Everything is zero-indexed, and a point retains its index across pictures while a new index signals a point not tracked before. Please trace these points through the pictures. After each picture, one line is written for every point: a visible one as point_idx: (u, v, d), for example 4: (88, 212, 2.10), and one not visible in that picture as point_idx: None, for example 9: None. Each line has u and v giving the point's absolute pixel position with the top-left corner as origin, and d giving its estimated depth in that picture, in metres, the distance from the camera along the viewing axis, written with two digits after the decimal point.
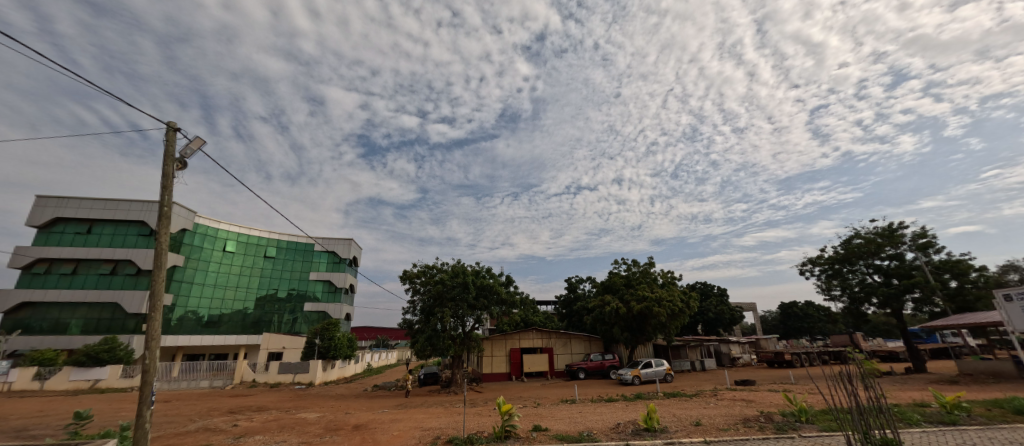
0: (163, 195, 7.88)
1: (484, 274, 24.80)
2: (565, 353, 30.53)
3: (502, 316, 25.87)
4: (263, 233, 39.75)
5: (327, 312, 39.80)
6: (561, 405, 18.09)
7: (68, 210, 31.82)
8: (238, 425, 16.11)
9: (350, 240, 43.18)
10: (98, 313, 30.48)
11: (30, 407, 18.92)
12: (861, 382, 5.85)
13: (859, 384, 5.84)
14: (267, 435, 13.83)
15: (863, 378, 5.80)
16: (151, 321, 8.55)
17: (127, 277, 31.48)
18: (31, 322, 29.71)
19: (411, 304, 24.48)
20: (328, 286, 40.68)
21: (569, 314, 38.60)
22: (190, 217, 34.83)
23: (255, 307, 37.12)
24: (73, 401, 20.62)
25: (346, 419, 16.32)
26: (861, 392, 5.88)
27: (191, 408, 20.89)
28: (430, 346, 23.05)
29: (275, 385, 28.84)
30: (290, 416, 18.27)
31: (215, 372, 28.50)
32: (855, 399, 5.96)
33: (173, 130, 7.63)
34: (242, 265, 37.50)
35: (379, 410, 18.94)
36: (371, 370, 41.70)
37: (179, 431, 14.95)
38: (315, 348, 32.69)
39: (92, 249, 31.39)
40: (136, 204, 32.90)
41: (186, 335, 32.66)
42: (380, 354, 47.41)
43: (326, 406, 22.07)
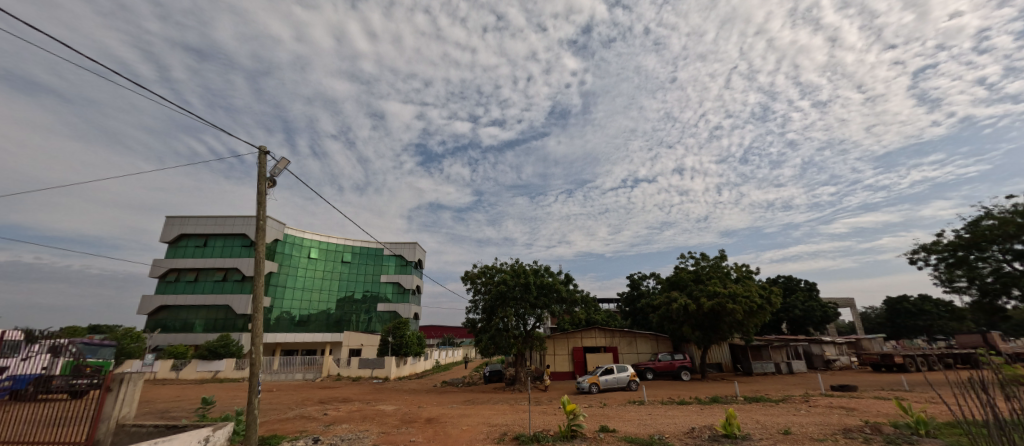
0: (261, 209, 9.42)
1: (543, 273, 24.98)
2: (631, 352, 29.59)
3: (564, 314, 25.70)
4: (341, 240, 43.71)
5: (397, 311, 42.68)
6: (630, 407, 17.62)
7: (189, 227, 37.91)
8: (327, 414, 18.16)
9: (415, 243, 45.99)
10: (215, 314, 35.87)
11: (172, 393, 22.97)
12: (1000, 389, 4.05)
13: (1002, 393, 4.02)
14: (352, 424, 15.41)
15: (1004, 385, 3.97)
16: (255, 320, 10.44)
17: (236, 283, 36.72)
18: (167, 321, 35.77)
19: (473, 304, 25.39)
20: (397, 287, 43.64)
21: (633, 312, 37.26)
22: (281, 228, 39.52)
23: (336, 307, 41.07)
24: (200, 388, 24.57)
25: (419, 412, 17.52)
26: (1000, 404, 4.06)
27: (290, 397, 23.82)
28: (494, 344, 23.52)
29: (356, 378, 31.63)
30: (370, 407, 20.09)
31: (307, 366, 32.12)
32: (992, 412, 4.10)
33: (265, 153, 8.99)
34: (324, 270, 41.66)
35: (449, 405, 20.14)
36: (440, 367, 43.86)
37: (282, 417, 17.24)
38: (388, 345, 35.16)
39: (208, 258, 37.05)
40: (239, 219, 38.18)
41: (282, 333, 37.12)
42: (447, 352, 49.61)
43: (402, 399, 23.86)
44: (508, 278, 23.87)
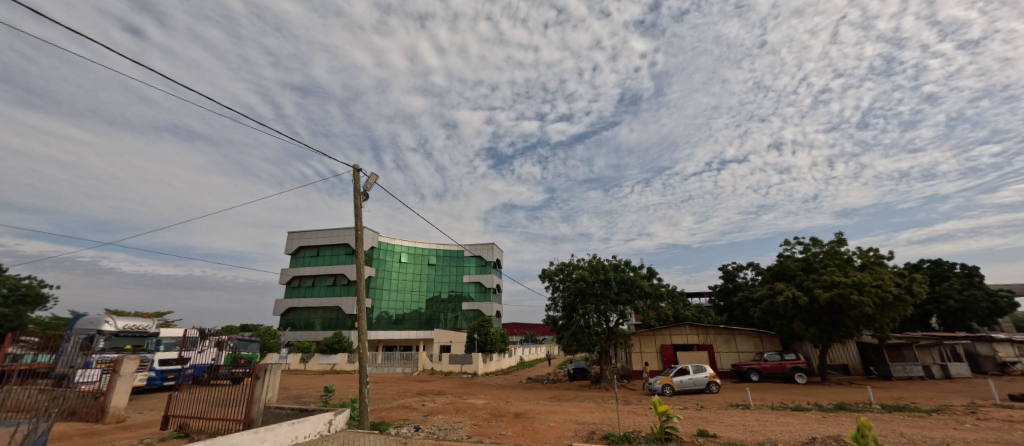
0: (358, 220, 10.77)
1: (624, 268, 23.89)
2: (729, 351, 26.86)
3: (649, 310, 24.25)
4: (426, 244, 47.07)
5: (481, 310, 44.69)
6: (731, 410, 15.87)
7: (305, 239, 44.15)
8: (426, 405, 19.67)
9: (493, 243, 47.47)
10: (329, 314, 41.25)
11: (302, 382, 27.05)
12: None
13: None
14: (448, 415, 16.64)
15: None
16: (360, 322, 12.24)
17: (343, 287, 41.80)
18: (294, 321, 42.08)
19: (552, 301, 25.17)
20: (479, 286, 45.63)
21: (728, 307, 33.68)
22: (376, 236, 43.90)
23: (426, 307, 44.37)
24: (323, 378, 28.58)
25: (507, 406, 18.11)
26: None
27: (393, 388, 26.47)
28: (576, 341, 22.90)
29: (448, 373, 33.78)
30: (462, 400, 21.40)
31: (405, 361, 35.08)
32: None
33: (358, 170, 10.04)
34: (414, 272, 45.28)
35: (535, 401, 20.33)
36: (524, 364, 44.78)
37: (388, 406, 19.32)
38: (475, 342, 36.87)
39: (321, 266, 42.77)
40: (342, 231, 43.37)
41: (383, 331, 41.23)
42: (530, 349, 50.43)
43: (490, 394, 24.93)
44: (586, 274, 23.22)
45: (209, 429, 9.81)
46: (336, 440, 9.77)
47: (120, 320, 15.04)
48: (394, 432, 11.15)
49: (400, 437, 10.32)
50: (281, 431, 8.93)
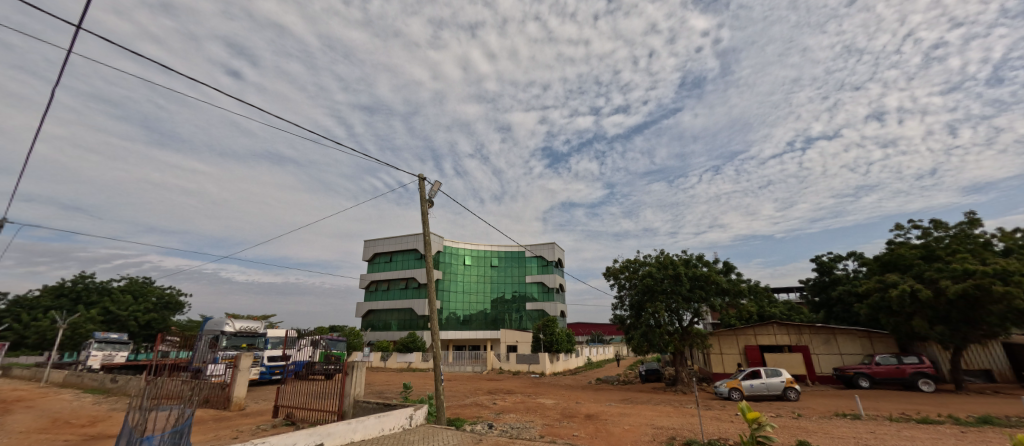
0: (425, 228, 11.76)
1: (695, 263, 21.44)
2: (833, 354, 21.08)
3: (728, 308, 21.85)
4: (488, 246, 48.23)
5: (545, 310, 44.75)
6: (839, 422, 12.24)
7: (379, 246, 47.67)
8: (496, 403, 20.16)
9: (553, 243, 47.21)
10: (404, 315, 44.04)
11: (383, 378, 29.23)
12: None
13: None
14: (519, 414, 16.79)
15: None
16: (432, 323, 13.24)
17: (414, 289, 44.39)
18: (373, 322, 45.53)
19: (619, 299, 23.19)
20: (542, 286, 45.75)
21: (825, 303, 28.79)
22: (441, 240, 45.98)
23: (492, 307, 45.45)
24: (402, 375, 30.58)
25: (578, 407, 17.76)
26: None
27: (465, 386, 27.53)
28: (648, 342, 20.58)
29: (516, 372, 34.24)
30: (532, 400, 21.50)
31: (475, 360, 36.57)
32: None
33: (423, 179, 11.22)
34: (478, 274, 46.63)
35: (607, 403, 19.64)
36: (592, 364, 43.89)
37: (461, 403, 20.15)
38: (541, 342, 36.95)
39: (394, 270, 45.89)
40: (411, 237, 46.12)
41: (452, 331, 42.98)
42: (598, 349, 49.31)
43: (559, 394, 24.79)
44: (652, 270, 21.13)
45: (308, 418, 11.12)
46: (417, 433, 10.42)
47: (237, 322, 17.81)
48: (468, 429, 11.56)
49: (475, 434, 10.66)
50: (368, 424, 9.78)
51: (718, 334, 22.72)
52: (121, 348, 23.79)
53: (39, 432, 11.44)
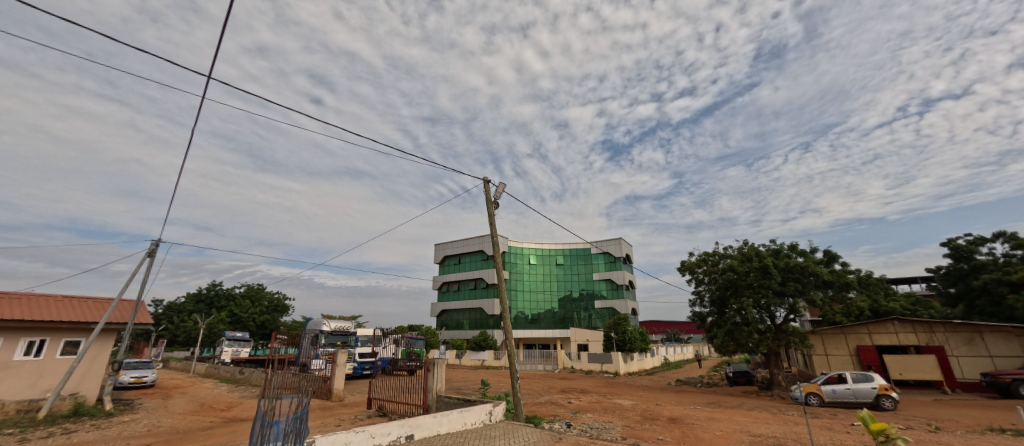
0: (492, 229, 12.08)
1: (787, 253, 19.17)
2: (976, 356, 17.41)
3: (832, 303, 19.12)
4: (552, 245, 47.96)
5: (614, 307, 43.37)
6: (995, 437, 10.04)
7: (448, 249, 49.80)
8: (572, 402, 19.90)
9: (620, 238, 45.54)
10: (474, 315, 45.41)
11: (459, 375, 30.35)
12: None
13: None
14: (597, 414, 16.37)
15: None
16: (505, 321, 13.44)
17: (483, 289, 45.63)
18: (446, 321, 47.54)
19: (697, 295, 21.64)
20: (610, 284, 44.45)
21: (962, 295, 24.08)
22: (506, 241, 46.68)
23: (559, 306, 45.13)
24: (475, 373, 31.46)
25: (660, 409, 16.84)
26: None
27: (538, 385, 27.58)
28: (734, 341, 18.94)
29: (588, 372, 33.52)
30: (608, 400, 20.87)
31: (545, 359, 36.56)
32: None
33: (488, 182, 11.92)
34: (544, 273, 46.57)
35: (692, 405, 18.41)
36: (670, 364, 41.50)
37: (537, 401, 20.20)
38: (613, 341, 35.73)
39: (463, 272, 47.63)
40: (477, 239, 47.53)
41: (521, 330, 43.33)
42: (675, 348, 46.57)
43: (637, 395, 23.76)
44: (734, 264, 19.22)
45: (398, 410, 12.02)
46: (497, 429, 10.62)
47: (333, 322, 19.79)
48: (547, 427, 11.49)
49: (555, 432, 10.55)
50: (452, 418, 10.18)
51: (821, 331, 19.85)
52: (244, 344, 27.55)
53: (192, 413, 13.67)
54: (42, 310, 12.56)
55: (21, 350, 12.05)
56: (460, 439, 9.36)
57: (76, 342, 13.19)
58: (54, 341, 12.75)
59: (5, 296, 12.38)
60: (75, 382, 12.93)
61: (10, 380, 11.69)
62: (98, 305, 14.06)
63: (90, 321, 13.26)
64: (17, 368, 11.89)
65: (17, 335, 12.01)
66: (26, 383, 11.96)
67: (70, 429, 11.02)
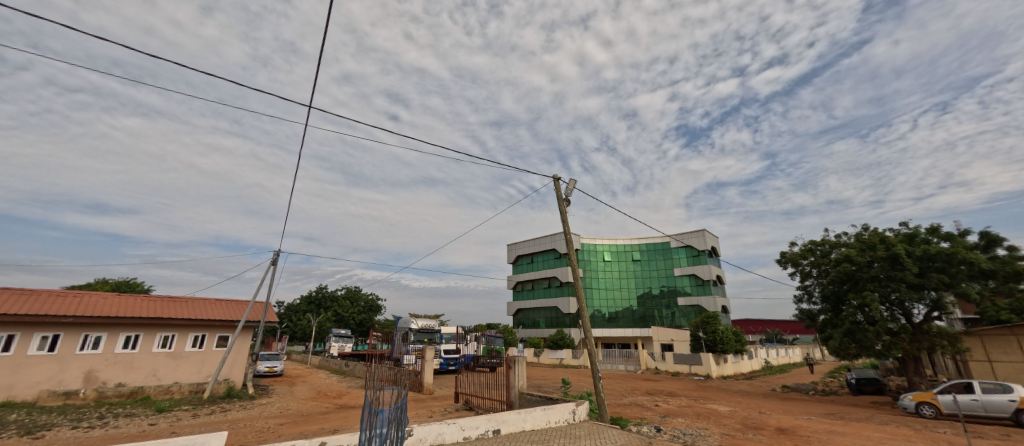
0: (565, 226, 11.96)
1: (924, 238, 15.96)
2: None
3: (994, 297, 15.42)
4: (627, 240, 46.05)
5: (701, 305, 40.19)
6: None
7: (520, 249, 50.48)
8: (660, 406, 18.81)
9: (704, 230, 42.10)
10: (550, 313, 45.31)
11: (539, 373, 30.51)
12: None
13: None
14: (689, 419, 15.26)
15: None
16: (583, 319, 13.17)
17: (557, 288, 45.40)
18: (522, 320, 48.17)
19: (804, 290, 19.14)
20: (695, 279, 41.38)
21: None
22: (578, 238, 45.92)
23: (638, 304, 43.15)
24: (555, 371, 31.35)
25: (764, 418, 15.15)
26: None
27: (621, 385, 26.60)
28: (857, 344, 16.17)
29: (675, 374, 31.44)
30: (701, 404, 19.34)
31: (626, 359, 35.15)
32: None
33: (558, 179, 11.87)
34: (619, 270, 44.89)
35: (804, 415, 16.21)
36: (771, 368, 37.24)
37: (621, 402, 19.48)
38: (701, 341, 33.04)
39: (536, 271, 47.89)
40: (548, 237, 47.49)
41: (598, 328, 42.18)
42: (777, 351, 41.63)
43: (734, 400, 21.69)
44: (852, 253, 16.47)
45: (482, 406, 12.39)
46: (583, 429, 10.42)
47: (420, 321, 21.02)
48: (635, 429, 11.01)
49: (644, 436, 10.01)
50: (536, 415, 10.20)
51: (978, 332, 16.46)
52: (347, 340, 30.74)
53: (310, 399, 15.61)
54: (201, 311, 15.44)
55: (190, 342, 14.87)
56: (544, 437, 9.32)
57: (225, 336, 15.76)
58: (211, 335, 15.42)
59: (177, 300, 15.54)
60: (227, 370, 15.55)
61: (184, 366, 14.53)
62: (238, 306, 16.71)
63: (233, 319, 15.84)
64: (188, 357, 14.70)
65: (186, 331, 14.87)
66: (193, 369, 14.69)
67: (226, 407, 13.23)
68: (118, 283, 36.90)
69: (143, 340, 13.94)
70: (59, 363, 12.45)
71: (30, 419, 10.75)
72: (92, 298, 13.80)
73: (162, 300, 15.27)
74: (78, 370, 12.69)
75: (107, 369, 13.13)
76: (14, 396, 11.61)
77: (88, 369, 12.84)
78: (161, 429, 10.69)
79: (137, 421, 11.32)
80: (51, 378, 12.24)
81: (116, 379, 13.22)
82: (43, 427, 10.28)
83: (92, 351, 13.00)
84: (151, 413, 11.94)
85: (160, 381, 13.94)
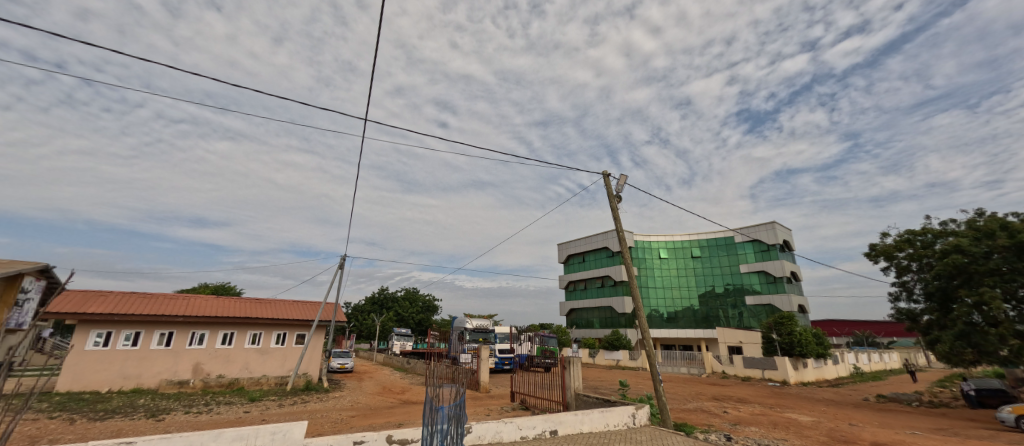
0: (618, 223, 11.58)
1: None
2: None
3: None
4: (685, 236, 43.53)
5: (773, 304, 36.90)
6: None
7: (572, 248, 49.74)
8: (729, 412, 17.51)
9: (773, 222, 38.56)
10: (604, 313, 44.07)
11: (596, 375, 29.78)
12: None
13: None
14: (764, 428, 14.03)
15: None
16: (639, 319, 12.61)
17: (611, 287, 44.07)
18: (576, 320, 47.36)
19: (902, 287, 16.80)
20: (764, 276, 38.08)
21: None
22: (631, 235, 44.20)
23: (700, 303, 40.62)
24: (612, 373, 30.43)
25: (856, 430, 13.48)
26: None
27: (685, 390, 25.16)
28: (975, 349, 13.78)
29: (746, 379, 29.09)
30: (778, 413, 17.68)
31: (689, 361, 33.19)
32: None
33: (608, 175, 11.64)
34: (678, 267, 42.53)
35: (907, 430, 14.16)
36: (863, 375, 33.12)
37: (685, 408, 18.41)
38: (776, 344, 30.18)
39: (589, 270, 46.90)
40: (600, 235, 46.28)
41: (658, 329, 40.27)
42: (869, 355, 36.96)
43: (817, 410, 19.57)
44: (963, 244, 14.01)
45: (539, 406, 12.39)
46: (644, 434, 9.97)
47: (474, 321, 21.49)
48: (701, 437, 10.34)
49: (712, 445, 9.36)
50: (594, 418, 9.96)
51: None
52: (408, 339, 32.29)
53: (378, 394, 16.62)
54: (282, 311, 17.13)
55: (275, 339, 16.51)
56: (603, 440, 9.09)
57: (303, 334, 17.21)
58: (291, 333, 16.92)
59: (262, 302, 17.38)
60: (306, 364, 17.02)
61: (270, 361, 16.15)
62: (312, 307, 18.24)
63: (309, 318, 17.30)
64: (273, 352, 16.31)
65: (271, 329, 16.51)
66: (278, 363, 16.29)
67: (305, 399, 14.49)
68: (216, 287, 42.14)
69: (236, 337, 15.72)
70: (174, 356, 14.48)
71: (154, 403, 12.59)
72: (196, 301, 15.86)
73: (251, 302, 17.14)
74: (188, 363, 14.67)
75: (210, 362, 15.02)
76: (142, 383, 13.80)
77: (195, 361, 14.78)
78: (253, 416, 11.97)
79: (234, 408, 12.79)
80: (168, 369, 14.29)
81: (217, 371, 15.07)
82: (163, 411, 12.01)
83: (197, 346, 14.94)
84: (245, 402, 13.44)
85: (252, 373, 15.65)
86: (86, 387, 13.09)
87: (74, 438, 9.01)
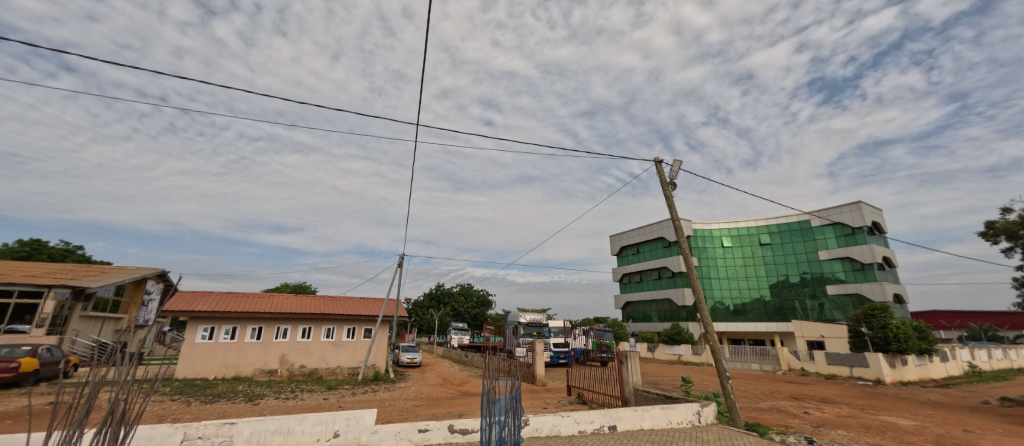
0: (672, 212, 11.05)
1: None
2: None
3: None
4: (751, 222, 40.26)
5: (861, 294, 32.97)
6: None
7: (625, 239, 48.21)
8: (810, 413, 16.04)
9: (859, 203, 34.24)
10: (664, 306, 42.22)
11: (656, 370, 28.68)
12: None
13: None
14: (854, 432, 12.65)
15: None
16: (702, 311, 11.77)
17: (669, 279, 42.03)
18: (633, 313, 45.86)
19: None
20: (849, 264, 34.09)
21: None
22: (689, 224, 41.71)
23: (772, 294, 37.45)
24: (674, 368, 29.11)
25: (973, 439, 11.66)
26: None
27: (757, 387, 23.41)
28: None
29: (830, 377, 26.34)
30: (871, 415, 15.82)
31: (762, 357, 30.79)
32: None
33: (660, 162, 11.23)
34: (744, 256, 39.50)
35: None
36: (981, 374, 28.48)
37: (757, 407, 17.17)
38: (867, 338, 26.86)
39: (645, 262, 45.14)
40: (655, 225, 44.33)
41: (724, 322, 37.82)
42: (990, 352, 31.63)
43: (920, 413, 17.24)
44: None
45: (596, 400, 12.28)
46: (711, 433, 9.44)
47: (528, 315, 21.72)
48: (776, 438, 9.62)
49: None
50: (655, 414, 9.64)
51: None
52: (465, 333, 33.42)
53: (439, 386, 17.45)
54: (351, 307, 18.58)
55: (346, 333, 17.92)
56: (666, 437, 8.76)
57: (369, 329, 18.50)
58: (359, 327, 18.29)
59: (334, 299, 18.93)
60: (374, 357, 18.32)
61: (343, 352, 17.60)
62: (376, 304, 19.53)
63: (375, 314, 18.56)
64: (345, 345, 17.74)
65: (342, 323, 17.95)
66: (350, 355, 17.70)
67: (375, 389, 15.63)
68: (295, 287, 46.69)
69: (313, 331, 17.30)
70: (264, 348, 16.33)
71: (251, 390, 14.31)
72: (280, 299, 17.73)
73: (324, 300, 18.76)
74: (276, 354, 16.46)
75: (294, 353, 16.72)
76: (240, 372, 15.75)
77: (281, 353, 16.53)
78: (331, 403, 13.18)
79: (315, 395, 14.16)
80: (260, 360, 16.15)
81: (300, 362, 16.76)
82: (258, 396, 13.62)
83: (282, 339, 16.69)
84: (324, 390, 14.82)
85: (328, 364, 17.19)
86: (198, 374, 15.24)
87: (190, 417, 10.54)
